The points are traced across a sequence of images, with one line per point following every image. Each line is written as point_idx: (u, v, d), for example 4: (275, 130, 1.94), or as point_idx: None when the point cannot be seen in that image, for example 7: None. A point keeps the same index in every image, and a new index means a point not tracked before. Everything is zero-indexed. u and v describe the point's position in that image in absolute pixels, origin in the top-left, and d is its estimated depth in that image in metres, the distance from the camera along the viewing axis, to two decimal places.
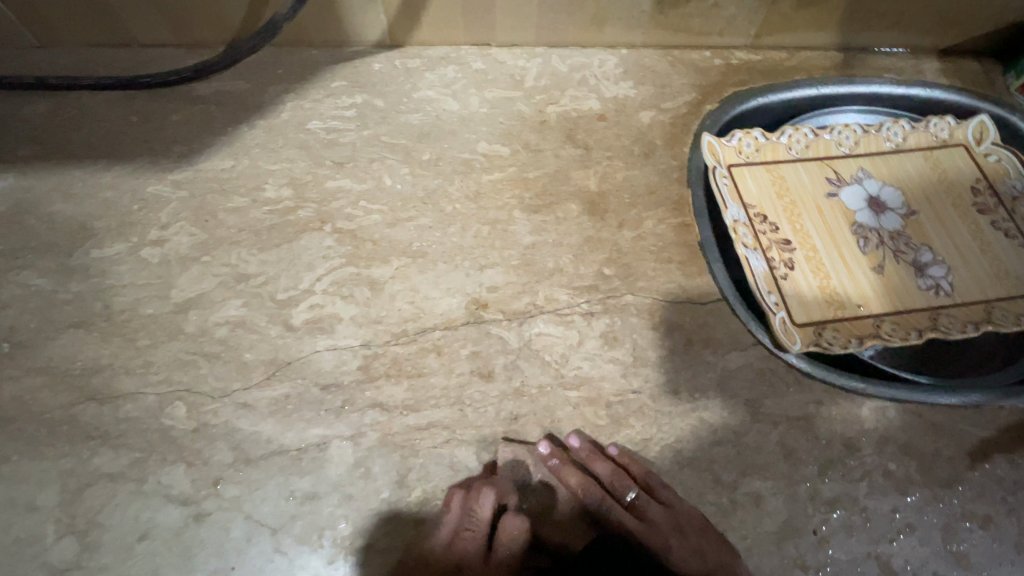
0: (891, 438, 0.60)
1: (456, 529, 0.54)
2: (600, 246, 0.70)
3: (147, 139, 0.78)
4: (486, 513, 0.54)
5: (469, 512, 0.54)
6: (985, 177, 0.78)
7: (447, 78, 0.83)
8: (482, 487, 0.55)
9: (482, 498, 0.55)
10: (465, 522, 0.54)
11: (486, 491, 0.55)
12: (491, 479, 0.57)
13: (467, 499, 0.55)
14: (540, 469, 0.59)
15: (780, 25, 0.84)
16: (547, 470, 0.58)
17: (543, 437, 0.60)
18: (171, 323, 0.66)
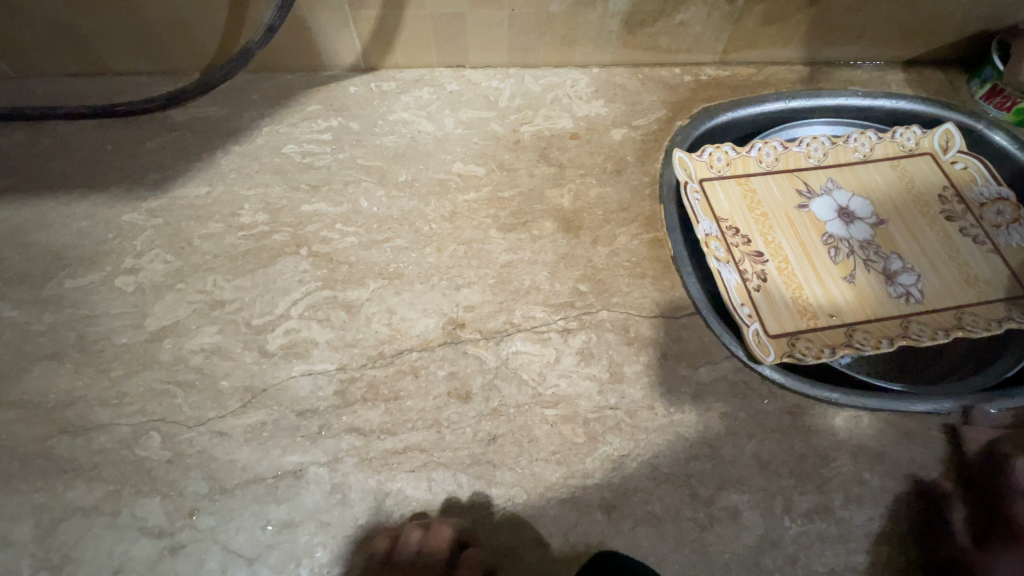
0: (864, 445, 0.61)
1: (413, 563, 0.52)
2: (575, 263, 0.71)
3: (123, 167, 0.78)
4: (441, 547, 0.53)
5: (426, 547, 0.53)
6: (951, 185, 0.80)
7: (422, 100, 0.84)
8: (439, 522, 0.55)
9: (438, 532, 0.54)
10: (421, 558, 0.53)
11: (443, 526, 0.54)
12: (447, 512, 0.57)
13: (425, 536, 0.54)
14: (520, 490, 0.58)
15: (747, 42, 0.86)
16: (527, 489, 0.58)
17: (521, 456, 0.59)
18: (146, 352, 0.65)
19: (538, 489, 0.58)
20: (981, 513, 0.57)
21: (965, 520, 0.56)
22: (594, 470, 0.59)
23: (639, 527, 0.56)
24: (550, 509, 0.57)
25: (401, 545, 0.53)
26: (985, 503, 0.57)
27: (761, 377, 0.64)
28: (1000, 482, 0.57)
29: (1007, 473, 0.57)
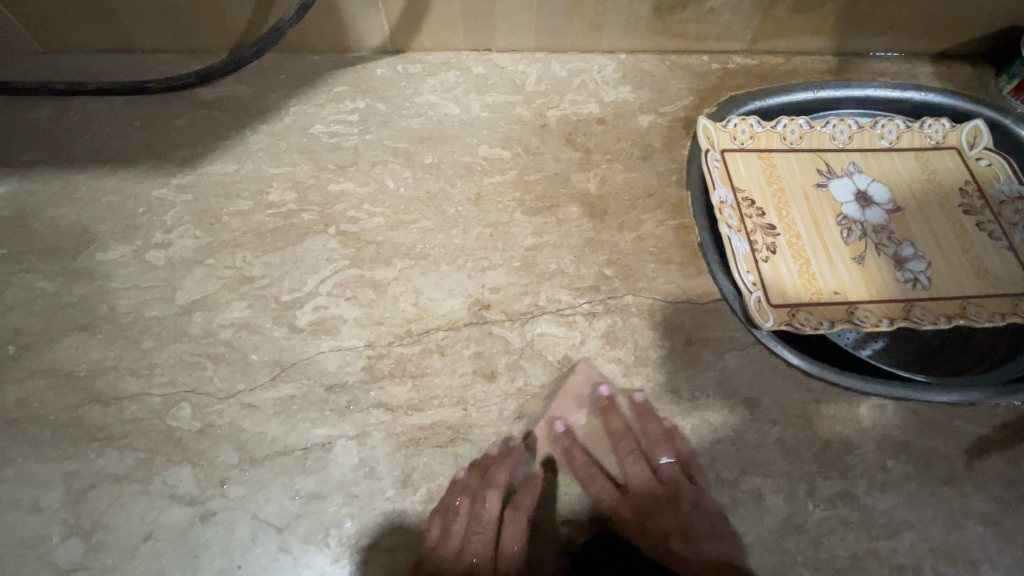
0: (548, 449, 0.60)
1: (467, 531, 0.58)
2: (601, 247, 0.71)
3: (151, 143, 0.79)
4: (493, 509, 0.59)
5: (477, 511, 0.58)
6: (974, 180, 0.79)
7: (448, 83, 0.84)
8: (486, 488, 0.58)
9: (489, 498, 0.58)
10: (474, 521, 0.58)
11: (492, 492, 0.58)
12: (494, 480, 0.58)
13: (474, 502, 0.58)
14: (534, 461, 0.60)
15: (777, 30, 0.85)
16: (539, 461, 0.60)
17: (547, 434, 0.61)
18: (176, 325, 0.66)
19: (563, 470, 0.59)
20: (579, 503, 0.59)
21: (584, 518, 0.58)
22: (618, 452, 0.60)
23: None
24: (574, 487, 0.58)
25: (454, 520, 0.57)
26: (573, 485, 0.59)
27: (758, 342, 0.65)
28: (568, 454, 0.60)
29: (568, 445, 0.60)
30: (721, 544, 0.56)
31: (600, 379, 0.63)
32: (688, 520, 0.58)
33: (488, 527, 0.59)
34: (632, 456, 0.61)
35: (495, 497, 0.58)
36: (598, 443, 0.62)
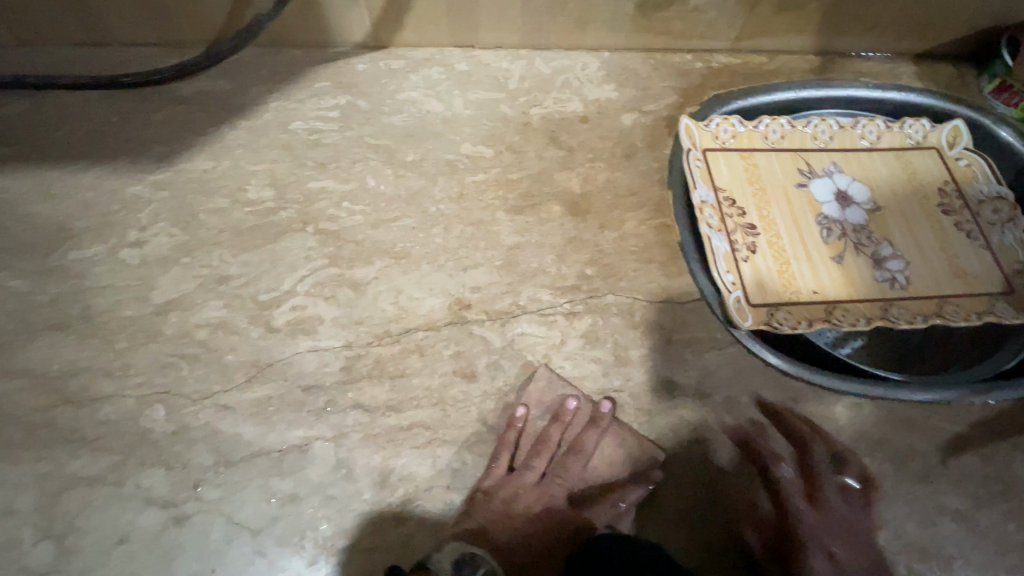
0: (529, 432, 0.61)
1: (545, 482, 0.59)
2: (582, 247, 0.71)
3: (127, 139, 0.77)
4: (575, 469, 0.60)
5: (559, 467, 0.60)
6: (953, 180, 0.80)
7: (431, 79, 0.83)
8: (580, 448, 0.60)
9: (571, 461, 0.60)
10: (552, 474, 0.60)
11: (575, 456, 0.60)
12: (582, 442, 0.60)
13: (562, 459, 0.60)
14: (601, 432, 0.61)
15: (760, 29, 0.86)
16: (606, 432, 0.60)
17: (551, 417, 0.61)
18: (151, 325, 0.65)
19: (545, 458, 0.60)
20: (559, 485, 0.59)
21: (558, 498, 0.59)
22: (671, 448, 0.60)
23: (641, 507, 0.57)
24: None
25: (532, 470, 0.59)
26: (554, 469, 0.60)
27: (737, 341, 0.65)
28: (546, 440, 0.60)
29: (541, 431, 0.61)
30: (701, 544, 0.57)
31: (568, 392, 0.62)
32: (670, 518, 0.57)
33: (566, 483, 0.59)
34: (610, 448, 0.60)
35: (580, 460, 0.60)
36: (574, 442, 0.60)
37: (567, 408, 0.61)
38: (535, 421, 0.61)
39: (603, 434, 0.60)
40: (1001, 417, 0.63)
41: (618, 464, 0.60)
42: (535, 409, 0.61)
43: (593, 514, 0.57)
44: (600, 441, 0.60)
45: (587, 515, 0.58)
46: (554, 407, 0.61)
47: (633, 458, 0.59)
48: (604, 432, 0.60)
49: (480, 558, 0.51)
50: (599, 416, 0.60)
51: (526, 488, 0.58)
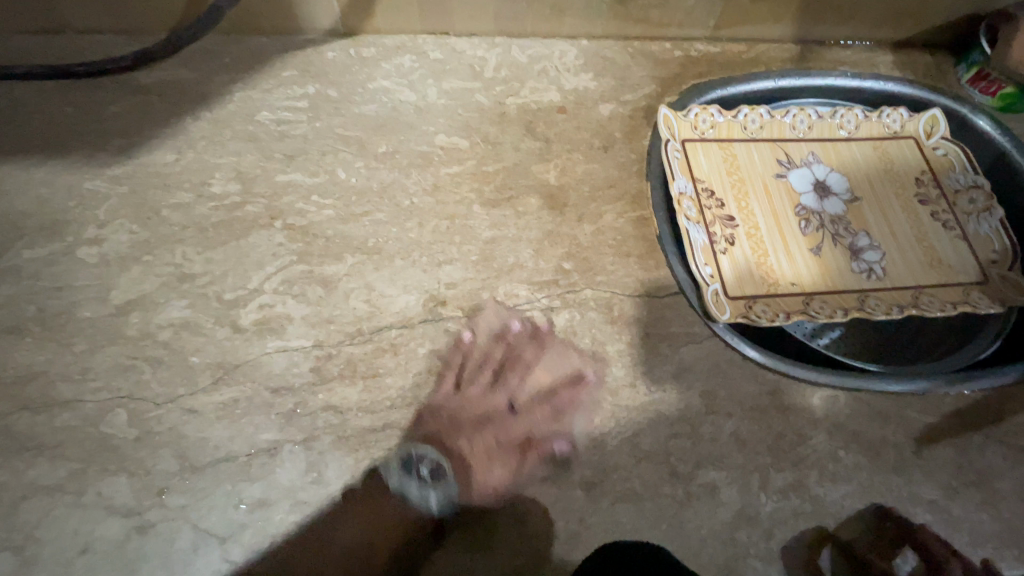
0: (473, 349, 0.63)
1: (485, 395, 0.62)
2: (560, 240, 0.69)
3: (84, 131, 0.74)
4: (514, 381, 0.63)
5: (501, 381, 0.63)
6: (930, 170, 0.80)
7: (403, 68, 0.80)
8: (517, 363, 0.63)
9: (512, 375, 0.63)
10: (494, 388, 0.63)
11: (515, 370, 0.63)
12: (520, 357, 0.63)
13: (501, 374, 0.63)
14: (540, 348, 0.63)
15: (738, 17, 0.84)
16: (543, 347, 0.63)
17: (494, 336, 0.63)
18: (111, 326, 0.62)
19: (489, 370, 0.63)
20: (505, 396, 0.63)
21: (504, 403, 0.63)
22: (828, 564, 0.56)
23: (618, 504, 0.56)
24: (529, 488, 0.57)
25: (475, 384, 0.62)
26: (499, 381, 0.63)
27: (715, 335, 0.65)
28: (491, 355, 0.63)
29: (485, 349, 0.63)
30: (680, 540, 0.56)
31: (511, 315, 0.65)
32: (644, 514, 0.56)
33: (507, 393, 0.63)
34: (552, 361, 0.63)
35: (519, 373, 0.63)
36: (516, 357, 0.63)
37: (511, 329, 0.64)
38: (481, 342, 0.63)
39: (546, 349, 0.63)
40: (974, 407, 0.63)
41: (560, 375, 0.62)
42: (481, 332, 0.64)
43: (537, 420, 0.61)
44: (541, 356, 0.63)
45: (532, 422, 0.61)
46: (498, 330, 0.64)
47: (573, 369, 0.62)
48: (546, 348, 0.63)
49: (422, 457, 0.57)
50: (540, 332, 0.64)
51: (472, 402, 0.62)
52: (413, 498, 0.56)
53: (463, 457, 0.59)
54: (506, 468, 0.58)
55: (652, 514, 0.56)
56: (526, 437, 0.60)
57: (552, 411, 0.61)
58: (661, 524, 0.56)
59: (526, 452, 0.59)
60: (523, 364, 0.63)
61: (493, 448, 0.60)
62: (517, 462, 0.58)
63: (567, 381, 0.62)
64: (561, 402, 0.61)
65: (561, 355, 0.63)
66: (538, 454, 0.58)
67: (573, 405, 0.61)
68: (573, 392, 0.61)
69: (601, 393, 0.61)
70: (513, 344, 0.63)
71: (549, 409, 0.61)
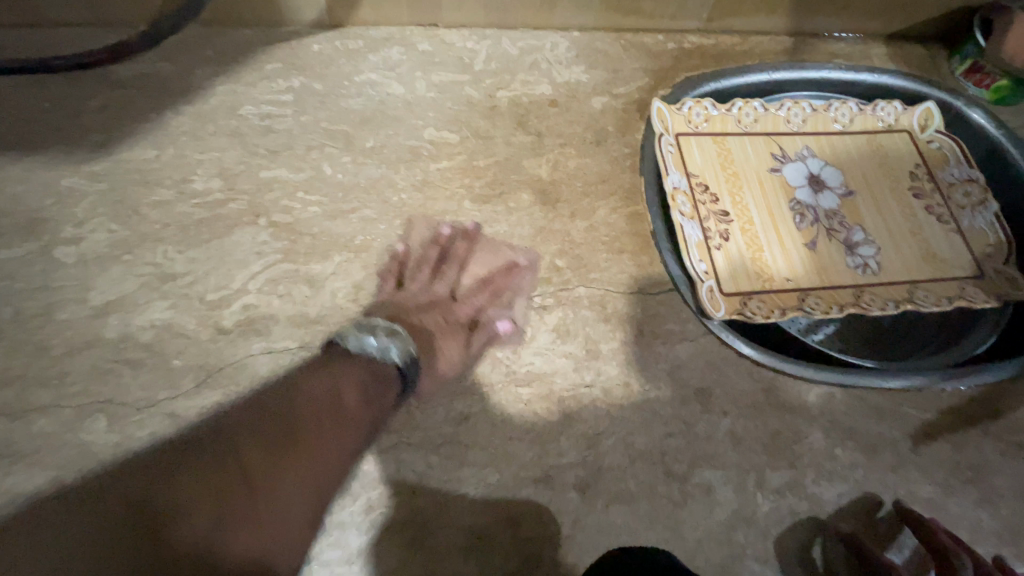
0: (407, 252, 0.66)
1: (427, 289, 0.64)
2: (552, 237, 0.68)
3: (60, 126, 0.71)
4: (451, 274, 0.66)
5: (438, 277, 0.65)
6: (924, 163, 0.79)
7: (391, 60, 0.78)
8: (452, 258, 0.66)
9: (448, 269, 0.66)
10: (434, 283, 0.65)
11: (450, 265, 0.66)
12: (455, 253, 0.66)
13: (438, 269, 0.66)
14: (470, 245, 0.67)
15: (731, 9, 0.83)
16: (473, 244, 0.67)
17: (427, 240, 0.67)
18: (90, 328, 0.60)
19: (426, 266, 0.65)
20: (445, 287, 0.65)
21: (445, 292, 0.65)
22: (821, 557, 0.56)
23: (613, 505, 0.56)
24: (522, 490, 0.56)
25: (415, 279, 0.64)
26: (438, 274, 0.65)
27: (709, 332, 0.64)
28: (426, 255, 0.66)
29: (418, 252, 0.66)
30: (676, 543, 0.55)
31: (438, 223, 0.68)
32: (641, 516, 0.55)
33: (445, 285, 0.65)
34: (483, 256, 0.67)
35: (455, 267, 0.66)
36: (451, 256, 0.66)
37: (441, 233, 0.67)
38: (414, 247, 0.67)
39: (478, 245, 0.67)
40: (970, 403, 0.63)
41: (495, 266, 0.67)
42: (414, 241, 0.67)
43: (478, 304, 0.64)
44: (472, 252, 0.67)
45: (475, 306, 0.64)
46: (429, 237, 0.67)
47: (506, 259, 0.67)
48: (478, 245, 0.67)
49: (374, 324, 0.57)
50: (468, 232, 0.67)
51: (414, 295, 0.63)
52: (371, 350, 0.56)
53: (416, 332, 0.60)
54: (457, 343, 0.60)
55: (647, 516, 0.55)
56: (471, 320, 0.63)
57: (491, 294, 0.64)
58: (656, 526, 0.55)
59: (473, 330, 0.62)
60: (458, 258, 0.66)
61: (442, 327, 0.61)
62: (465, 339, 0.61)
63: (501, 269, 0.66)
64: (499, 285, 0.65)
65: (491, 250, 0.67)
66: (484, 331, 0.61)
67: (511, 285, 0.65)
68: (509, 277, 0.65)
69: (534, 275, 0.66)
70: (444, 246, 0.67)
71: (489, 293, 0.64)
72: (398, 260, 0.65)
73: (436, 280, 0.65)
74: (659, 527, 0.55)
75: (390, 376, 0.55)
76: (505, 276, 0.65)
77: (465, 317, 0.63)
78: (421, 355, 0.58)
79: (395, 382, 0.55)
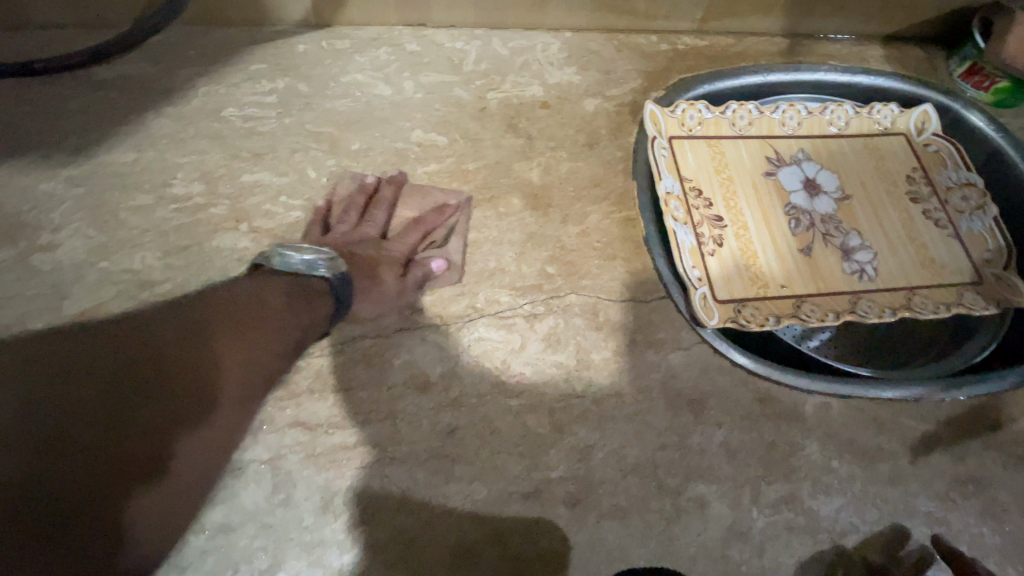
0: (335, 203, 0.67)
1: (356, 232, 0.64)
2: (543, 242, 0.66)
3: (37, 129, 0.69)
4: (380, 217, 0.66)
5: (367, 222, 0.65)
6: (922, 167, 0.78)
7: (378, 61, 0.77)
8: (379, 202, 0.67)
9: (376, 212, 0.66)
10: (361, 228, 0.65)
11: (379, 209, 0.66)
12: (383, 197, 0.67)
13: (366, 213, 0.66)
14: (396, 189, 0.68)
15: (726, 9, 0.82)
16: (399, 189, 0.68)
17: (354, 187, 0.68)
18: (64, 339, 0.58)
19: (354, 210, 0.66)
20: (373, 228, 0.65)
21: (372, 232, 0.65)
22: None
23: (604, 521, 0.54)
24: (510, 505, 0.54)
25: (344, 224, 0.65)
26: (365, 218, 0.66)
27: (703, 341, 0.62)
28: (354, 200, 0.66)
29: (344, 200, 0.67)
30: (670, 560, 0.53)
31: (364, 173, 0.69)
32: (634, 533, 0.54)
33: (373, 226, 0.65)
34: (410, 201, 0.68)
35: (383, 210, 0.66)
36: (378, 200, 0.67)
37: (367, 181, 0.68)
38: (341, 196, 0.67)
39: (407, 190, 0.68)
40: (968, 413, 0.61)
41: (427, 208, 0.68)
42: (341, 193, 0.67)
43: (410, 243, 0.65)
44: (398, 197, 0.68)
45: (408, 244, 0.65)
46: (356, 186, 0.68)
47: (437, 202, 0.68)
48: (406, 190, 0.68)
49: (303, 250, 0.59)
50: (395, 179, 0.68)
51: (344, 238, 0.64)
52: (299, 268, 0.58)
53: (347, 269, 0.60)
54: (389, 277, 0.61)
55: (640, 532, 0.54)
56: (403, 256, 0.63)
57: (422, 233, 0.65)
58: (650, 542, 0.54)
59: (406, 268, 0.62)
60: (386, 202, 0.66)
61: (372, 262, 0.62)
62: (396, 275, 0.61)
63: (432, 210, 0.67)
64: (430, 224, 0.66)
65: (417, 194, 0.69)
66: (418, 268, 0.62)
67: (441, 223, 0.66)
68: (438, 215, 0.66)
69: (467, 214, 0.68)
70: (371, 194, 0.67)
71: (420, 231, 0.65)
72: (325, 211, 0.67)
73: (364, 223, 0.65)
74: (652, 544, 0.54)
75: (321, 291, 0.57)
76: (435, 215, 0.66)
77: (397, 253, 0.63)
78: (351, 277, 0.59)
79: (323, 298, 0.57)
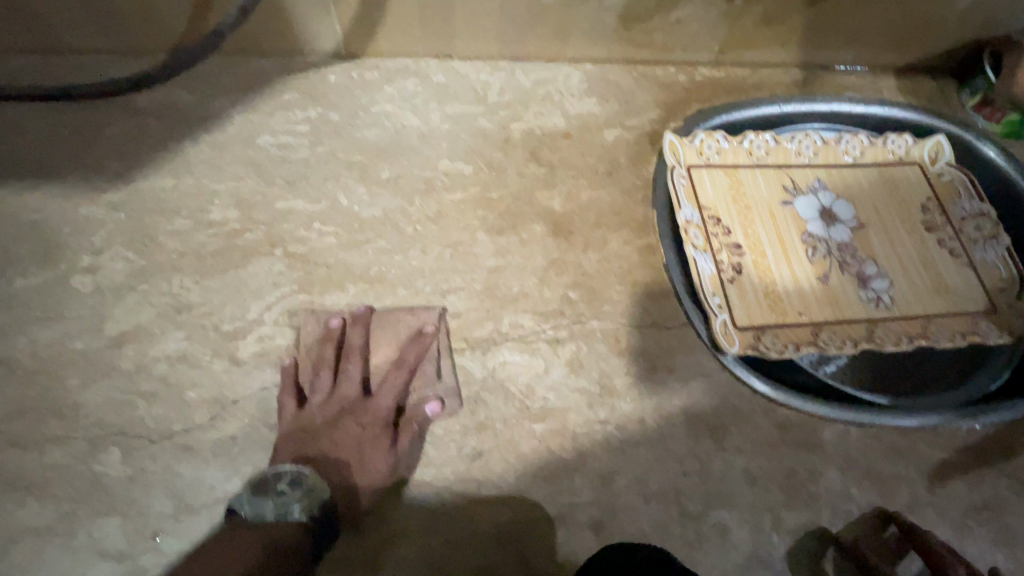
0: (302, 355, 0.61)
1: (334, 397, 0.59)
2: (565, 269, 0.68)
3: (80, 154, 0.72)
4: (354, 370, 0.60)
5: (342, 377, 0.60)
6: (936, 196, 0.79)
7: (406, 91, 0.80)
8: (350, 347, 0.61)
9: (349, 367, 0.60)
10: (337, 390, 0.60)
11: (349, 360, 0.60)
12: (354, 342, 0.61)
13: (339, 368, 0.60)
14: (361, 327, 0.62)
15: (743, 41, 0.84)
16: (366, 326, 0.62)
17: (321, 333, 0.62)
18: (104, 359, 0.61)
19: (324, 368, 0.60)
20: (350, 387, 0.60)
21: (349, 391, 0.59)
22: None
23: None
24: (535, 528, 0.55)
25: (318, 388, 0.59)
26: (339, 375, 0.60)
27: (724, 367, 0.64)
28: (322, 354, 0.61)
29: (310, 351, 0.61)
30: None
31: (326, 315, 0.63)
32: None
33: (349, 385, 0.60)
34: (382, 336, 0.63)
35: (355, 360, 0.60)
36: (348, 350, 0.61)
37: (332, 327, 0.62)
38: (306, 349, 0.62)
39: (375, 326, 0.63)
40: (987, 443, 0.62)
41: (401, 341, 0.63)
42: (306, 342, 0.62)
43: (394, 395, 0.59)
44: (368, 335, 0.62)
45: (393, 394, 0.59)
46: (321, 334, 0.62)
47: (411, 327, 0.63)
48: (375, 324, 0.63)
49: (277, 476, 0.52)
50: (357, 317, 0.62)
51: (321, 409, 0.58)
52: (273, 516, 0.50)
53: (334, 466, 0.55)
54: (384, 450, 0.56)
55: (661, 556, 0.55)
56: (391, 417, 0.58)
57: (404, 376, 0.60)
58: None
59: (399, 428, 0.58)
60: (355, 349, 0.61)
61: (363, 437, 0.57)
62: (389, 445, 0.57)
63: (407, 343, 0.62)
64: (412, 363, 0.60)
65: (387, 324, 0.63)
66: (411, 426, 0.58)
67: (421, 361, 0.61)
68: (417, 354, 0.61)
69: (443, 336, 0.63)
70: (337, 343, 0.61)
71: (401, 376, 0.60)
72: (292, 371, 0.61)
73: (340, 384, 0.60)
74: None
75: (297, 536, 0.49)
76: (415, 352, 0.61)
77: (386, 413, 0.58)
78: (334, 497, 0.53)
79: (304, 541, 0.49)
